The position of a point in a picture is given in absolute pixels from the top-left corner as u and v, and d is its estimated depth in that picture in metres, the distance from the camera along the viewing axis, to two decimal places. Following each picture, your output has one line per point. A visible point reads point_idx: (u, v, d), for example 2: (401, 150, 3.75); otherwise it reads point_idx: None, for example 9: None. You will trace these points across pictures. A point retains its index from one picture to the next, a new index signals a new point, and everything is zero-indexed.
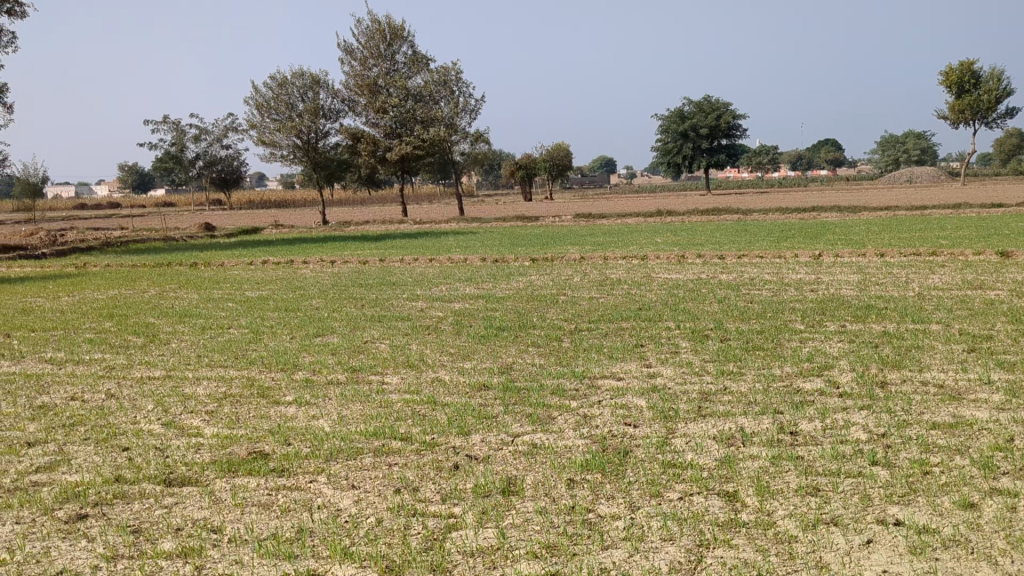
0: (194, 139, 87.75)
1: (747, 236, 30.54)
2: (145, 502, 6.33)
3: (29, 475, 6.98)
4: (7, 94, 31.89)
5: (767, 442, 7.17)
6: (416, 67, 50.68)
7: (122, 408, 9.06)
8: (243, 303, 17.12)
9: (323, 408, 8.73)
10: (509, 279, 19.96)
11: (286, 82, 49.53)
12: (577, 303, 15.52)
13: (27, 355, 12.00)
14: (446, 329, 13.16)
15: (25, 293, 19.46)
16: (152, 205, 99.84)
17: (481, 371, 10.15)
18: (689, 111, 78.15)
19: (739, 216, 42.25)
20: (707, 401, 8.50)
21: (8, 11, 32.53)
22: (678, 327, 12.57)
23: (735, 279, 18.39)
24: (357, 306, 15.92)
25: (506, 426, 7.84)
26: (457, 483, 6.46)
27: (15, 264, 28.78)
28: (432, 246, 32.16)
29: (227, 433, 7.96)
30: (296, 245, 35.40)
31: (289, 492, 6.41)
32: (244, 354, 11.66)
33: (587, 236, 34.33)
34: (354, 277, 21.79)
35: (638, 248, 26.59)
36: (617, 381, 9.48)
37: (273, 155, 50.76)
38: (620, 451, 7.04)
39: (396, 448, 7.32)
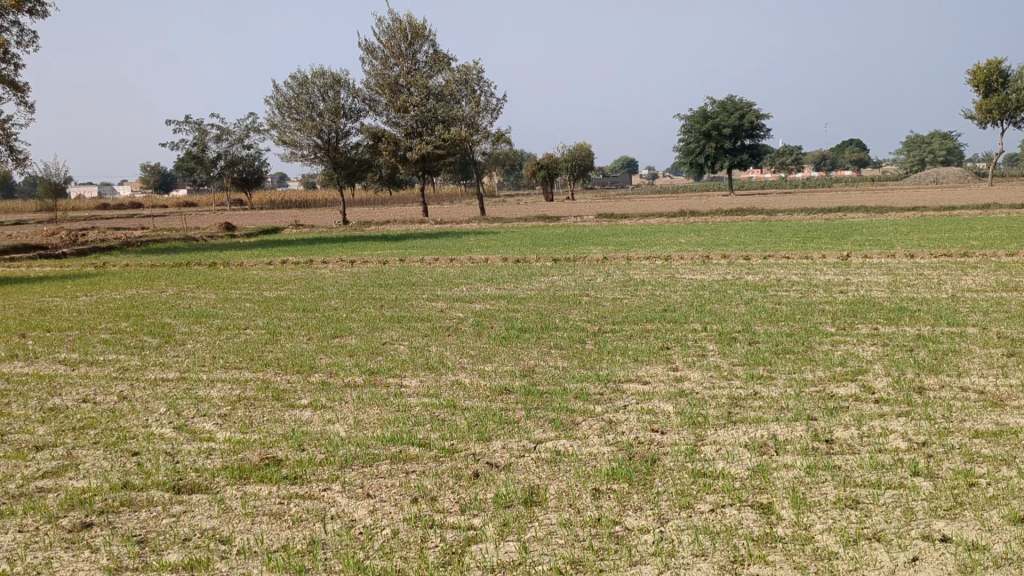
0: (215, 139, 88.06)
1: (773, 236, 30.07)
2: (152, 510, 6.08)
3: (34, 481, 6.76)
4: (28, 93, 31.91)
5: (802, 450, 6.83)
6: (437, 66, 50.48)
7: (134, 410, 8.85)
8: (262, 303, 16.93)
9: (340, 412, 8.47)
10: (531, 279, 19.68)
11: (307, 81, 49.42)
12: (601, 304, 15.22)
13: (41, 356, 11.83)
14: (467, 330, 12.89)
15: (43, 293, 19.38)
16: (175, 204, 100.36)
17: (502, 374, 9.84)
18: (712, 111, 77.56)
19: (765, 216, 41.73)
20: (736, 406, 8.16)
21: (29, 10, 32.57)
22: (704, 330, 12.25)
23: (762, 279, 18.01)
24: (375, 307, 15.68)
25: (528, 431, 7.55)
26: (477, 492, 6.17)
27: (35, 264, 28.77)
28: (453, 246, 31.92)
29: (241, 438, 7.72)
30: (316, 245, 35.25)
31: (302, 501, 6.14)
32: (260, 355, 11.44)
33: (610, 236, 33.98)
34: (374, 277, 21.59)
35: (661, 249, 26.20)
36: (643, 385, 9.14)
37: (294, 155, 50.68)
38: (647, 460, 6.73)
39: (414, 454, 7.04)
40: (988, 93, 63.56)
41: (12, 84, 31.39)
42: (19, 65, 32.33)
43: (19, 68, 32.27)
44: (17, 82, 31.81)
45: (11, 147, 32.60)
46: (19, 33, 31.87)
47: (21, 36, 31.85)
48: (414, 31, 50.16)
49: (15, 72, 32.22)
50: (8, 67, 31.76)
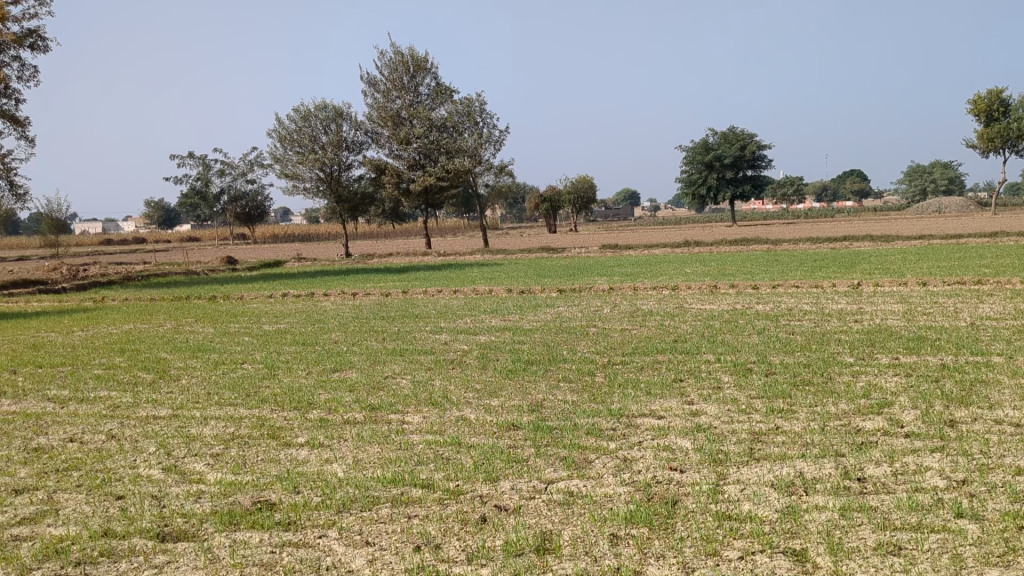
0: (219, 174, 88.13)
1: (780, 265, 29.67)
2: (133, 561, 5.61)
3: (10, 528, 6.29)
4: (28, 127, 31.73)
5: (834, 490, 6.36)
6: (439, 98, 50.43)
7: (121, 450, 8.39)
8: (260, 337, 16.46)
9: (338, 451, 8.00)
10: (536, 310, 19.26)
11: (309, 114, 49.34)
12: (610, 335, 14.75)
13: (30, 394, 11.36)
14: (471, 363, 12.42)
15: (37, 329, 18.95)
16: (178, 239, 100.28)
17: (509, 410, 9.34)
18: (713, 142, 77.38)
19: (770, 245, 41.42)
20: (758, 442, 7.69)
21: (30, 45, 32.48)
22: (718, 361, 11.79)
23: (773, 309, 17.54)
24: (378, 340, 15.22)
25: (538, 471, 7.09)
26: (485, 539, 5.70)
27: (33, 299, 28.38)
28: (456, 278, 31.49)
29: (233, 479, 7.26)
30: (318, 277, 34.91)
31: (296, 550, 5.69)
32: (257, 391, 10.98)
33: (615, 266, 33.55)
34: (376, 309, 21.18)
35: (667, 279, 25.80)
36: (657, 420, 8.68)
37: (296, 188, 50.50)
38: (668, 501, 6.27)
39: (416, 496, 6.58)
40: (989, 122, 63.50)
41: (13, 119, 31.20)
42: (20, 101, 32.19)
43: (20, 103, 32.14)
44: (19, 117, 31.66)
45: (12, 181, 32.39)
46: (20, 68, 31.77)
47: (22, 71, 31.74)
48: (416, 63, 50.20)
49: (15, 107, 32.05)
50: (9, 103, 31.62)
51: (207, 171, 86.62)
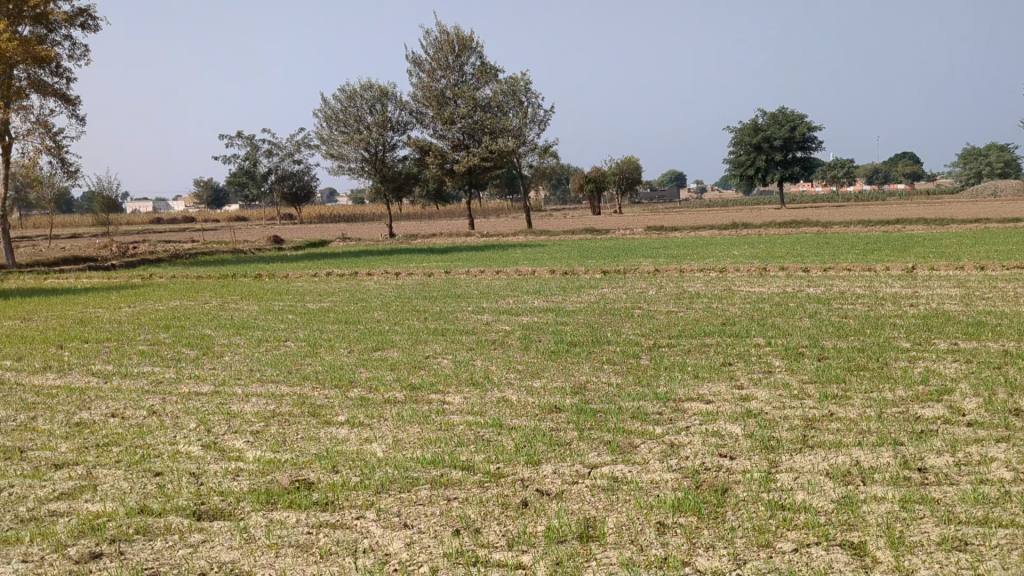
0: (266, 154, 88.84)
1: (831, 248, 29.01)
2: (168, 539, 5.50)
3: (47, 503, 6.22)
4: (79, 106, 32.02)
5: (892, 480, 6.07)
6: (485, 78, 50.19)
7: (161, 426, 8.33)
8: (304, 315, 16.44)
9: (378, 430, 7.86)
10: (580, 292, 19.00)
11: (355, 94, 49.38)
12: (655, 317, 14.46)
13: (75, 368, 11.39)
14: (514, 344, 12.23)
15: (85, 304, 19.13)
16: (226, 219, 101.38)
17: (552, 392, 9.13)
18: (763, 123, 76.14)
19: (820, 228, 40.59)
20: (812, 429, 7.40)
21: (81, 24, 32.74)
22: (769, 344, 11.47)
23: (824, 292, 17.11)
24: (420, 319, 15.06)
25: (582, 455, 6.87)
26: (526, 525, 5.50)
27: (84, 276, 28.77)
28: (499, 258, 31.29)
29: (272, 457, 7.14)
30: (362, 257, 34.93)
31: (333, 531, 5.54)
32: (298, 368, 10.92)
33: (661, 248, 33.10)
34: (419, 289, 21.08)
35: (714, 261, 25.33)
36: (706, 405, 8.41)
37: (341, 168, 50.65)
38: (717, 489, 6.03)
39: (457, 479, 6.40)
40: None
41: (64, 97, 31.52)
42: (71, 79, 32.49)
43: (71, 82, 32.46)
44: (69, 96, 31.95)
45: (63, 160, 32.75)
46: (71, 47, 32.04)
47: (73, 50, 32.01)
48: (461, 43, 50.00)
49: (67, 86, 32.37)
50: (60, 81, 31.93)
51: (255, 151, 87.42)
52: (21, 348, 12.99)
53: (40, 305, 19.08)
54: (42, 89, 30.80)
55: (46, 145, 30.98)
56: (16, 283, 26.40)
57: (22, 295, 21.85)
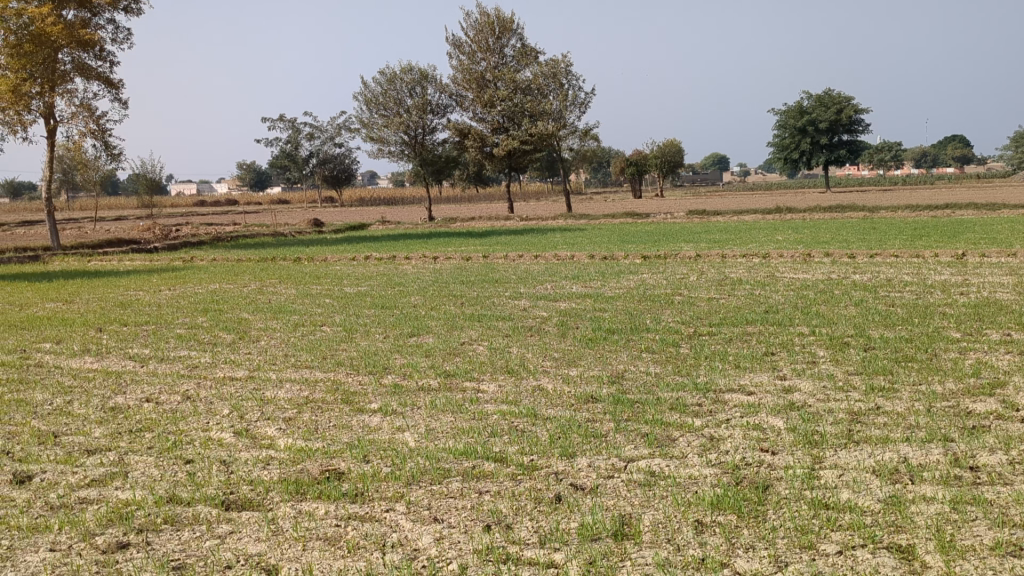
0: (308, 137, 89.36)
1: (877, 234, 28.39)
2: (196, 530, 5.42)
3: (78, 490, 6.18)
4: (122, 89, 32.27)
5: (943, 479, 5.82)
6: (525, 60, 49.86)
7: (195, 412, 8.29)
8: (341, 299, 16.40)
9: (410, 419, 7.73)
10: (619, 277, 18.74)
11: (395, 77, 49.31)
12: (696, 304, 14.18)
13: (112, 351, 11.42)
14: (550, 331, 12.05)
15: (126, 287, 19.27)
16: (268, 202, 102.22)
17: (588, 381, 8.95)
18: (808, 105, 74.92)
19: (866, 213, 39.78)
20: (858, 424, 7.15)
21: (125, 8, 32.95)
22: (812, 334, 11.18)
23: (871, 279, 16.69)
24: (457, 305, 14.95)
25: (618, 448, 6.69)
26: (560, 521, 5.34)
27: (126, 258, 29.05)
28: (538, 243, 31.07)
29: (303, 446, 7.05)
30: (401, 240, 34.90)
31: (361, 524, 5.43)
32: (333, 354, 10.85)
33: (703, 232, 32.65)
34: (457, 273, 20.97)
35: (757, 246, 24.90)
36: (747, 397, 8.17)
37: (381, 151, 50.74)
38: (758, 486, 5.83)
39: (489, 471, 6.26)
40: None
41: (108, 81, 31.81)
42: (114, 63, 32.75)
43: (114, 66, 32.72)
44: (113, 79, 32.19)
45: (106, 143, 33.06)
46: (115, 30, 32.28)
47: (117, 34, 32.23)
48: (502, 24, 49.72)
49: (110, 69, 32.63)
50: (104, 65, 32.19)
51: (297, 134, 87.99)
52: (61, 330, 13.09)
53: (81, 288, 19.24)
54: (86, 73, 31.12)
55: (91, 129, 31.33)
56: (61, 265, 26.73)
57: (65, 277, 22.11)
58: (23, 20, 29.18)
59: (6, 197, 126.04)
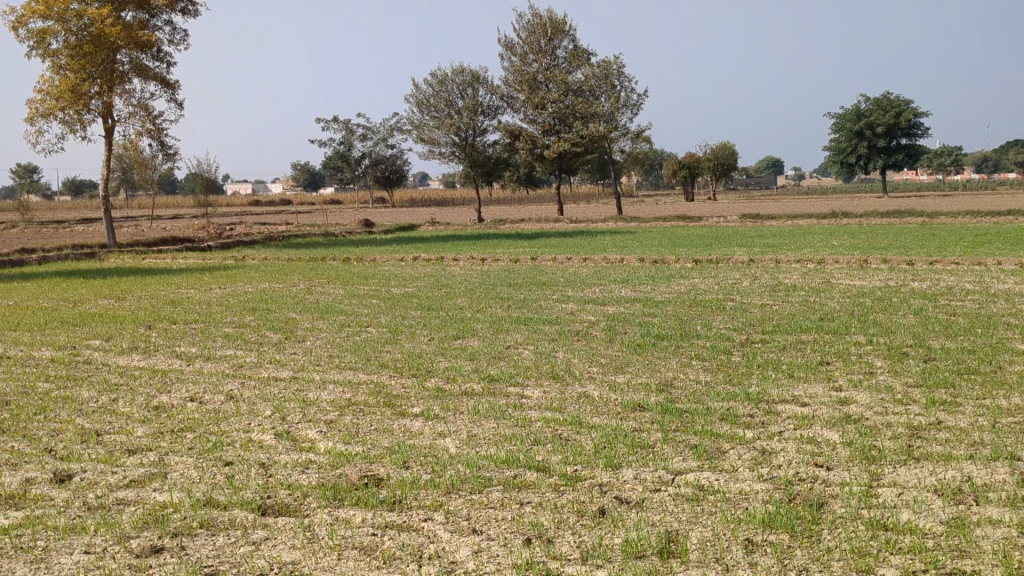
0: (361, 138, 90.12)
1: (937, 240, 27.56)
2: (231, 536, 5.32)
3: (117, 491, 6.12)
4: (177, 88, 32.67)
5: (1010, 501, 5.50)
6: (577, 61, 49.63)
7: (238, 412, 8.23)
8: (387, 300, 16.38)
9: (452, 425, 7.58)
10: (669, 281, 18.42)
11: (446, 79, 49.31)
12: (748, 310, 13.87)
13: (160, 350, 11.44)
14: (598, 336, 11.82)
15: (177, 285, 19.45)
16: (321, 201, 103.22)
17: (635, 389, 8.72)
18: (866, 108, 73.51)
19: (926, 219, 38.81)
20: (918, 439, 6.83)
21: (182, 10, 33.40)
22: (870, 343, 10.81)
23: (931, 287, 16.14)
24: (503, 307, 14.80)
25: (666, 460, 6.46)
26: (602, 536, 5.14)
27: (179, 256, 29.42)
28: (588, 245, 30.77)
29: (343, 450, 6.92)
30: (451, 241, 34.91)
31: (398, 534, 5.28)
32: (377, 355, 10.77)
33: (757, 237, 32.06)
34: (504, 276, 20.80)
35: (812, 251, 24.33)
36: (801, 408, 7.88)
37: (432, 152, 50.90)
38: (811, 504, 5.58)
39: (531, 481, 6.08)
40: None
41: (164, 81, 32.24)
42: (170, 63, 33.19)
43: (171, 66, 33.16)
44: (168, 80, 32.62)
45: (162, 143, 33.51)
46: (172, 31, 32.73)
47: (174, 35, 32.67)
48: (554, 26, 49.54)
49: (167, 70, 33.07)
50: (161, 65, 32.66)
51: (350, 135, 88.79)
52: (111, 327, 13.20)
53: (134, 285, 19.44)
54: (143, 73, 31.58)
55: (147, 128, 31.76)
56: (116, 263, 27.16)
57: (118, 275, 22.38)
58: (85, 20, 29.79)
59: (67, 195, 129.17)
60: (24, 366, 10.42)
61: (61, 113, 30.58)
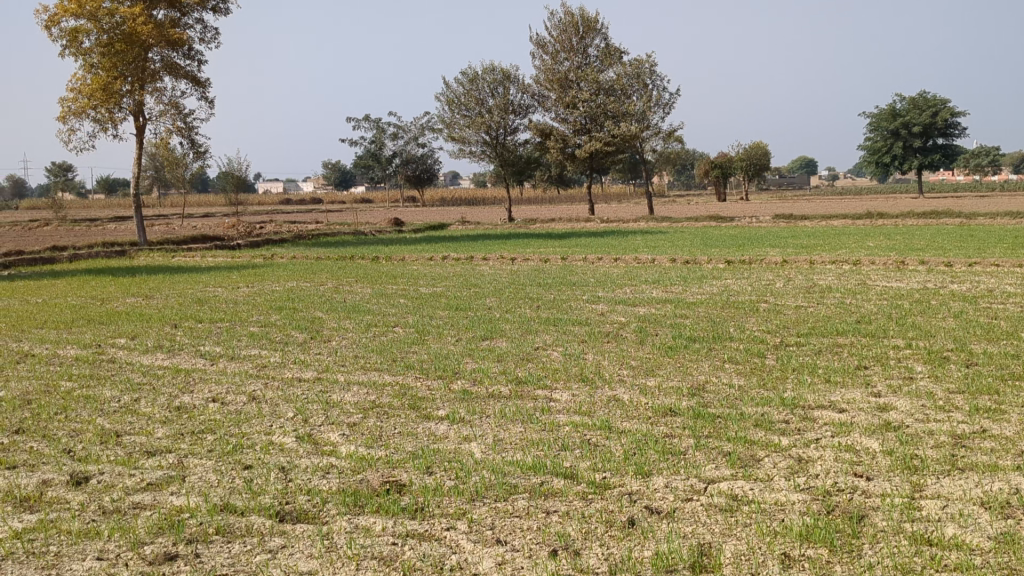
0: (392, 138, 90.32)
1: (976, 241, 26.96)
2: (246, 543, 5.15)
3: (132, 495, 5.97)
4: (209, 86, 32.77)
5: None
6: (609, 60, 49.35)
7: (260, 414, 8.08)
8: (415, 299, 16.20)
9: (478, 429, 7.39)
10: (702, 282, 18.10)
11: (477, 77, 49.15)
12: (782, 312, 13.58)
13: (184, 349, 11.33)
14: (628, 337, 11.60)
15: (206, 283, 19.45)
16: (353, 200, 103.57)
17: (667, 392, 8.47)
18: (902, 107, 72.49)
19: (962, 219, 38.10)
20: (962, 448, 6.54)
21: (214, 8, 33.54)
22: (909, 347, 10.48)
23: (971, 290, 15.74)
24: (532, 308, 14.61)
25: (697, 467, 6.22)
26: (631, 549, 4.91)
27: (209, 255, 29.45)
28: (619, 245, 30.44)
29: (365, 454, 6.75)
30: (480, 241, 34.68)
31: (419, 544, 5.08)
32: (404, 356, 10.59)
33: (791, 237, 31.58)
34: (533, 276, 20.59)
35: (847, 252, 23.90)
36: (837, 414, 7.60)
37: (463, 151, 50.83)
38: (851, 516, 5.31)
39: (559, 488, 5.86)
40: None
41: (195, 80, 32.35)
42: (202, 61, 33.32)
43: (202, 64, 33.29)
44: (200, 78, 32.73)
45: (193, 141, 33.66)
46: (203, 30, 32.85)
47: (205, 33, 32.82)
48: (586, 24, 49.24)
49: (198, 68, 33.19)
50: (192, 63, 32.78)
51: (381, 134, 89.08)
52: (138, 326, 13.15)
53: (163, 283, 19.47)
54: (174, 71, 31.71)
55: (178, 126, 31.90)
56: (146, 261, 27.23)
57: (148, 273, 22.41)
58: (116, 19, 29.98)
59: (102, 194, 130.52)
60: (48, 364, 10.36)
61: (93, 111, 30.80)
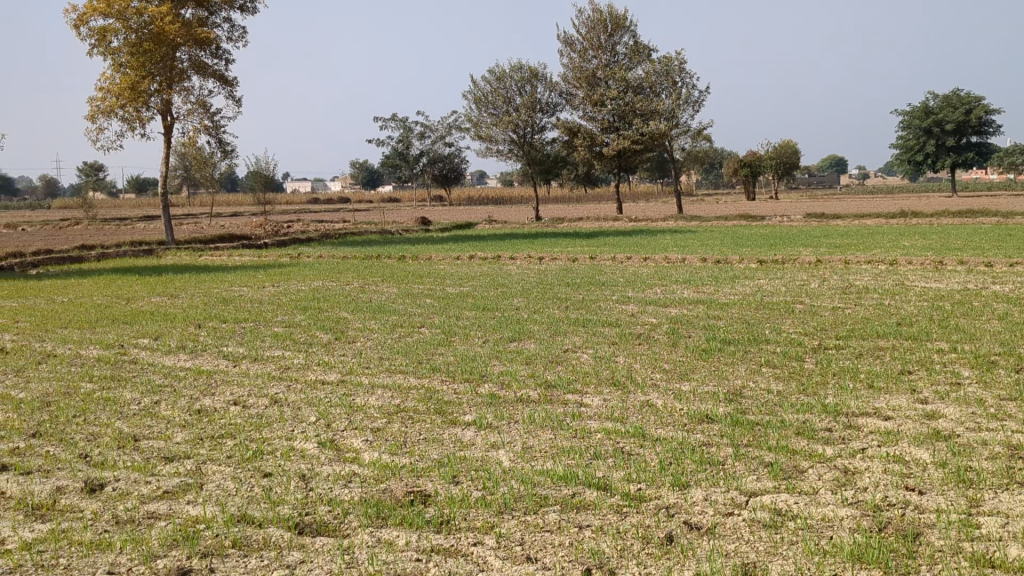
0: (419, 137, 90.25)
1: (1016, 241, 26.30)
2: (264, 558, 4.89)
3: (148, 504, 5.75)
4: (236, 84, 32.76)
5: None
6: (637, 58, 48.96)
7: (281, 418, 7.83)
8: (441, 300, 15.94)
9: (506, 435, 7.10)
10: (735, 283, 17.67)
11: (504, 75, 48.89)
12: (819, 313, 13.19)
13: (207, 350, 11.12)
14: (660, 339, 11.29)
15: (231, 283, 19.28)
16: (381, 199, 103.66)
17: (702, 398, 8.14)
18: (935, 105, 71.38)
19: (1000, 219, 37.24)
20: (1019, 460, 6.17)
21: (241, 7, 33.49)
22: (954, 350, 10.08)
23: (1013, 291, 15.25)
24: (561, 308, 14.33)
25: (738, 479, 5.90)
26: (670, 568, 4.61)
27: (235, 254, 29.35)
28: (648, 245, 29.64)
29: (388, 461, 6.49)
30: (506, 240, 34.33)
31: (444, 560, 4.81)
32: (430, 358, 10.33)
33: (825, 237, 30.96)
34: (561, 275, 20.31)
35: (883, 252, 23.33)
36: (883, 422, 7.24)
37: (490, 150, 50.56)
38: (906, 534, 4.98)
39: (591, 501, 5.57)
40: None
41: (223, 78, 32.36)
42: (229, 60, 33.34)
43: (229, 63, 33.29)
44: (227, 77, 32.73)
45: (220, 139, 33.69)
46: (230, 29, 32.85)
47: (233, 32, 32.85)
48: (614, 22, 48.85)
49: (225, 66, 33.14)
50: (220, 62, 32.75)
51: (408, 134, 89.09)
52: (161, 326, 13.00)
53: (189, 282, 19.35)
54: (202, 70, 31.75)
55: (205, 125, 31.92)
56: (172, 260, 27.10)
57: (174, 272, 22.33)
58: (144, 19, 30.08)
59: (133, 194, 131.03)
60: (70, 365, 10.24)
61: (121, 110, 30.89)
